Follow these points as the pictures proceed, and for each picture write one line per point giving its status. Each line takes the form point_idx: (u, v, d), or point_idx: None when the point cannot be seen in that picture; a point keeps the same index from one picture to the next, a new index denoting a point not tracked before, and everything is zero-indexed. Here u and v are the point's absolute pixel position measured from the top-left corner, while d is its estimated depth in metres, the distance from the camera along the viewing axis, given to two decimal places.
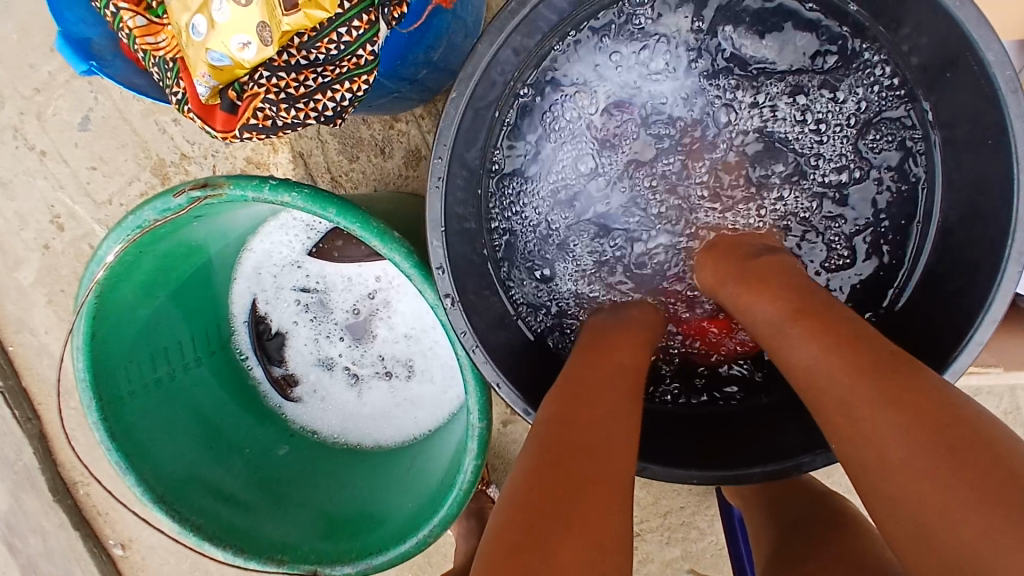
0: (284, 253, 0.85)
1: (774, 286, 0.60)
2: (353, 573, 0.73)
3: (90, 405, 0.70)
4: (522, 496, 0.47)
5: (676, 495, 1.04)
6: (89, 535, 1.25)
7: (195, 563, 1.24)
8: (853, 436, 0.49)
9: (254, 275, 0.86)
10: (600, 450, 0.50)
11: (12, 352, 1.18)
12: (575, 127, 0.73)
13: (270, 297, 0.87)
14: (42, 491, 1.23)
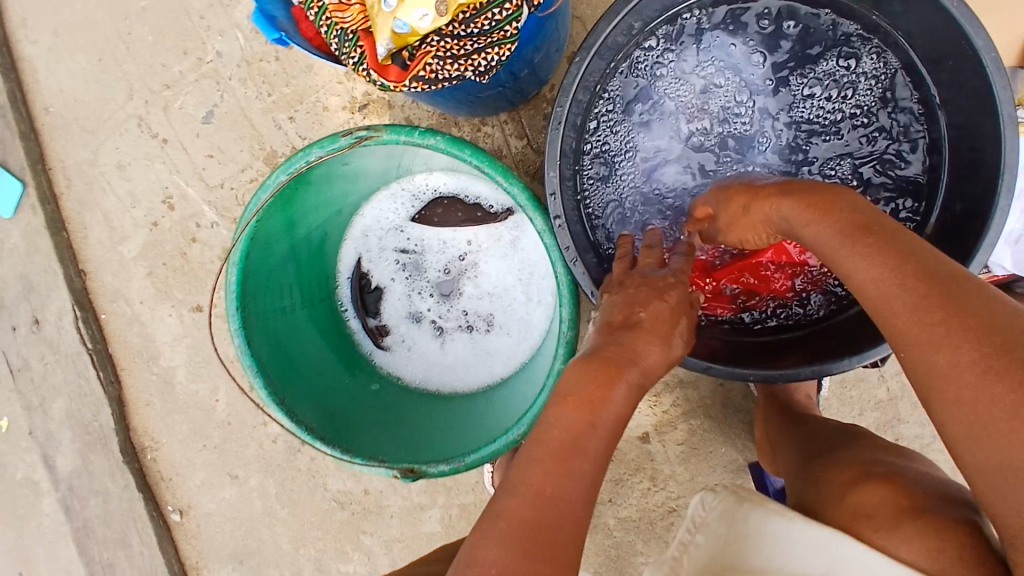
0: (391, 218, 1.01)
1: (829, 219, 0.63)
2: (448, 471, 0.84)
3: (234, 314, 0.84)
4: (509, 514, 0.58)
5: (711, 472, 1.16)
6: (149, 499, 1.34)
7: (249, 531, 1.33)
8: (902, 337, 0.56)
9: (362, 237, 1.02)
10: (558, 497, 0.58)
11: (103, 319, 1.30)
12: (651, 112, 0.91)
13: (373, 256, 1.01)
14: (112, 452, 1.32)
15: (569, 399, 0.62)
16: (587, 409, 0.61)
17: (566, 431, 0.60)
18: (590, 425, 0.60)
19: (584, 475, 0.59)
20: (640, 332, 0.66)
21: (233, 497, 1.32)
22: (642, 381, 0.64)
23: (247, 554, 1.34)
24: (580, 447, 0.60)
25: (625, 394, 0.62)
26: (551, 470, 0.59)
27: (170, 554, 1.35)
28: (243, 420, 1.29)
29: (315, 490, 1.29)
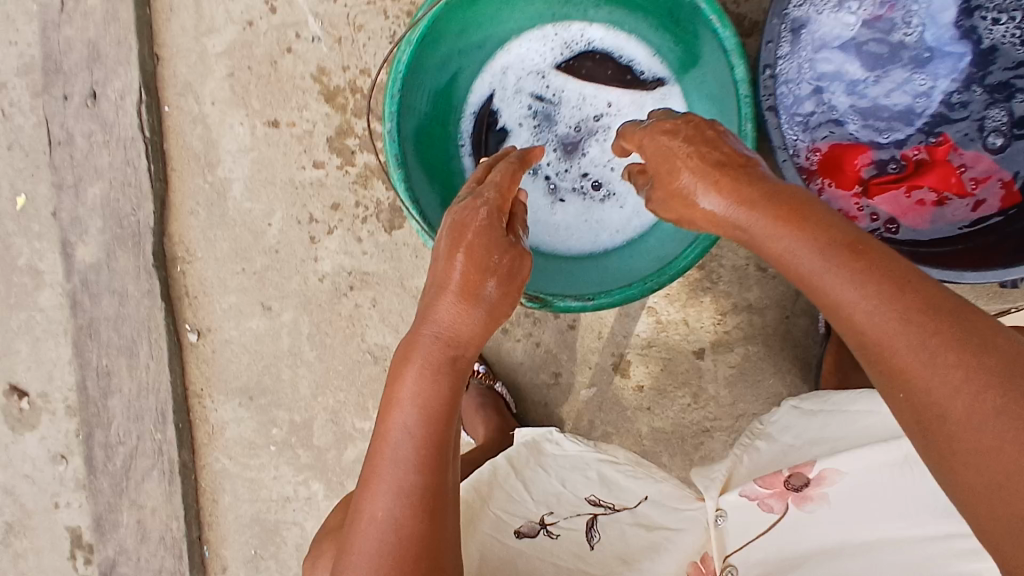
0: (534, 61, 0.97)
1: (802, 234, 0.59)
2: (576, 305, 0.83)
3: (392, 99, 0.83)
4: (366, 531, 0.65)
5: (752, 401, 1.16)
6: (169, 311, 1.26)
7: (267, 367, 1.28)
8: (906, 378, 0.51)
9: (499, 74, 0.98)
10: (384, 514, 0.64)
11: (167, 111, 1.22)
12: (848, 16, 0.96)
13: (506, 96, 0.98)
14: (143, 253, 1.24)
15: (390, 409, 0.67)
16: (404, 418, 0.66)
17: (401, 440, 0.66)
18: (418, 428, 0.65)
19: (416, 471, 0.65)
20: (448, 293, 0.69)
21: (260, 330, 1.27)
22: (455, 353, 0.68)
23: (259, 391, 1.29)
24: (410, 441, 0.65)
25: (425, 373, 0.66)
26: (387, 483, 0.65)
27: (177, 374, 1.28)
28: (292, 251, 1.23)
29: (350, 339, 1.24)
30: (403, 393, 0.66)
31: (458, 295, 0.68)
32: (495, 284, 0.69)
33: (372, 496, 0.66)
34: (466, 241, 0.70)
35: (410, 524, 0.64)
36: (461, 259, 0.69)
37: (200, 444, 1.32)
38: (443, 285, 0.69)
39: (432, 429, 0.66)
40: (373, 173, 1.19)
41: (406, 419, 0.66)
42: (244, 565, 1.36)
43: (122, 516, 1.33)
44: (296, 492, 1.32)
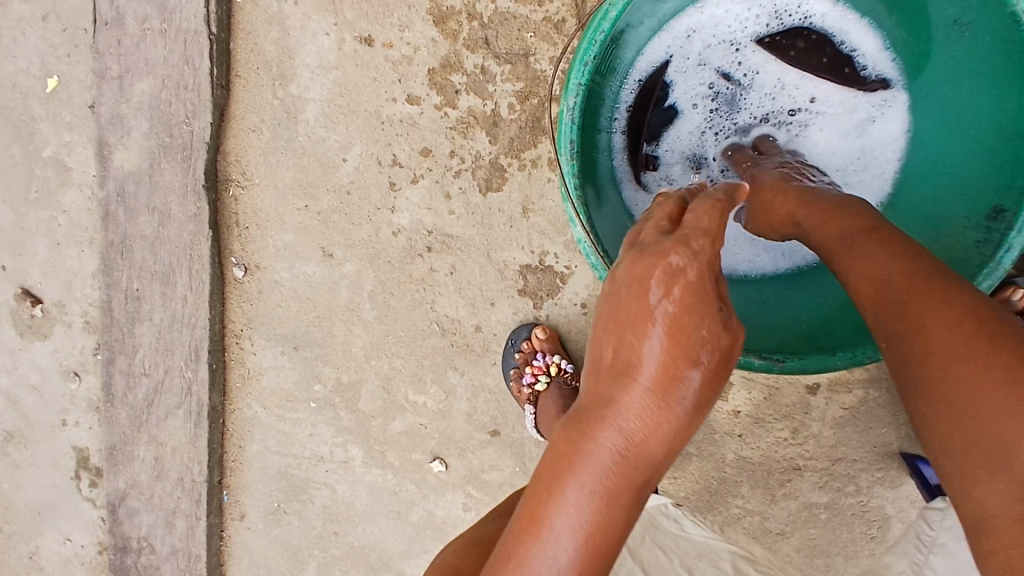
0: (731, 28, 0.79)
1: (840, 224, 0.64)
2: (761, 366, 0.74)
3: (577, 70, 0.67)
4: None
5: (856, 447, 1.04)
6: (216, 241, 1.11)
7: (320, 318, 1.14)
8: (950, 386, 0.54)
9: (682, 36, 0.79)
10: None
11: (238, 5, 1.03)
12: None
13: (685, 66, 0.80)
14: (194, 170, 1.07)
15: (540, 529, 0.52)
16: (557, 539, 0.51)
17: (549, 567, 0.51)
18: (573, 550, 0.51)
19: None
20: (634, 390, 0.50)
21: (316, 277, 1.11)
22: (630, 468, 0.51)
23: (306, 343, 1.15)
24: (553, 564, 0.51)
25: (588, 485, 0.51)
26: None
27: (216, 310, 1.14)
28: (366, 194, 1.06)
29: (418, 305, 1.09)
30: (557, 506, 0.52)
31: (646, 392, 0.50)
32: (696, 386, 0.50)
33: None
34: (667, 315, 0.50)
35: None
36: (657, 343, 0.50)
37: (232, 387, 1.19)
38: (619, 372, 0.51)
39: (589, 557, 0.51)
40: (476, 120, 1.00)
41: (553, 538, 0.51)
42: (264, 517, 1.26)
43: (138, 449, 1.22)
44: (332, 453, 1.21)
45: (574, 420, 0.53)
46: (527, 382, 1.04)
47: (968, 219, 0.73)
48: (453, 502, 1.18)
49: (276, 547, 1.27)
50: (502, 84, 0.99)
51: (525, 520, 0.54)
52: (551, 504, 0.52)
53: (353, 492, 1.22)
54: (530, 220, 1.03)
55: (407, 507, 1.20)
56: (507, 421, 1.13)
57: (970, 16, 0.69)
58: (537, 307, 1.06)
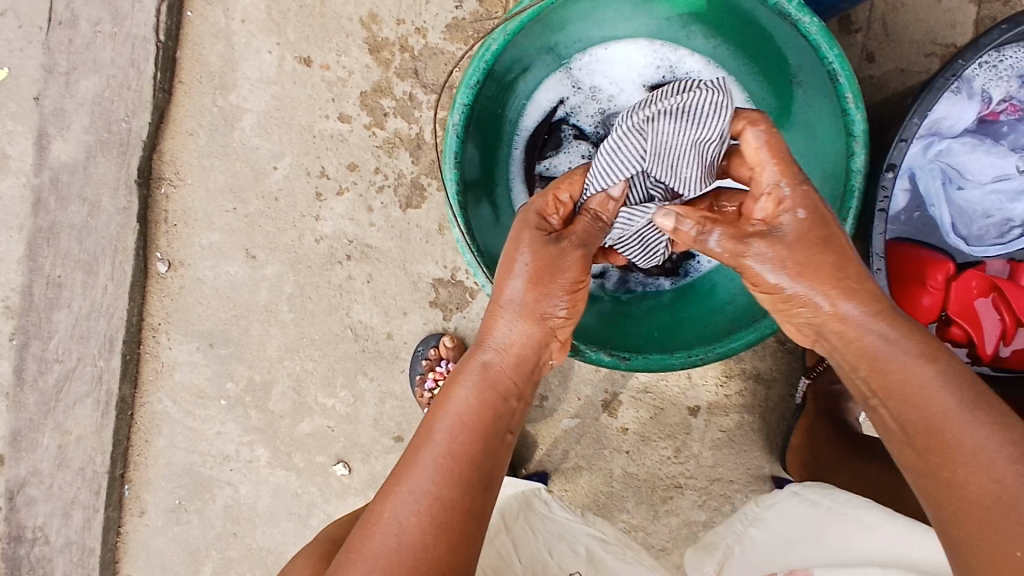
0: (625, 71, 0.87)
1: (819, 248, 0.61)
2: (606, 360, 0.75)
3: (471, 86, 0.74)
4: (377, 544, 0.53)
5: (732, 468, 1.10)
6: (143, 235, 1.16)
7: (236, 317, 1.18)
8: (907, 395, 0.55)
9: (580, 75, 0.88)
10: (393, 521, 0.54)
11: (188, 18, 1.11)
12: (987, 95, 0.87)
13: (580, 99, 0.88)
14: (129, 165, 1.13)
15: (431, 417, 0.61)
16: (442, 435, 0.59)
17: (431, 447, 0.58)
18: (449, 443, 0.58)
19: (439, 493, 0.55)
20: (506, 314, 0.65)
21: (237, 277, 1.17)
22: (497, 377, 0.63)
23: (222, 340, 1.19)
24: (432, 456, 0.57)
25: (465, 393, 0.62)
26: (398, 498, 0.55)
27: (135, 302, 1.18)
28: (293, 202, 1.13)
29: (334, 310, 1.16)
30: (438, 416, 0.60)
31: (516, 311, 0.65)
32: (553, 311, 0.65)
33: (383, 498, 0.57)
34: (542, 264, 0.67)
35: (419, 530, 0.53)
36: (523, 276, 0.64)
37: (144, 380, 1.22)
38: (492, 314, 0.66)
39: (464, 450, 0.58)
40: (401, 141, 1.09)
41: (432, 436, 0.59)
42: (164, 515, 1.27)
43: (43, 436, 1.23)
44: (238, 452, 1.23)
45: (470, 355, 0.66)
46: (428, 386, 1.10)
47: None
48: (353, 507, 1.22)
49: (173, 546, 1.28)
50: (428, 110, 1.08)
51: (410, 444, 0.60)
52: (438, 416, 0.60)
53: (255, 493, 1.24)
54: (445, 236, 1.11)
55: (308, 510, 1.23)
56: (411, 427, 1.18)
57: (804, 72, 0.77)
58: (447, 318, 1.13)
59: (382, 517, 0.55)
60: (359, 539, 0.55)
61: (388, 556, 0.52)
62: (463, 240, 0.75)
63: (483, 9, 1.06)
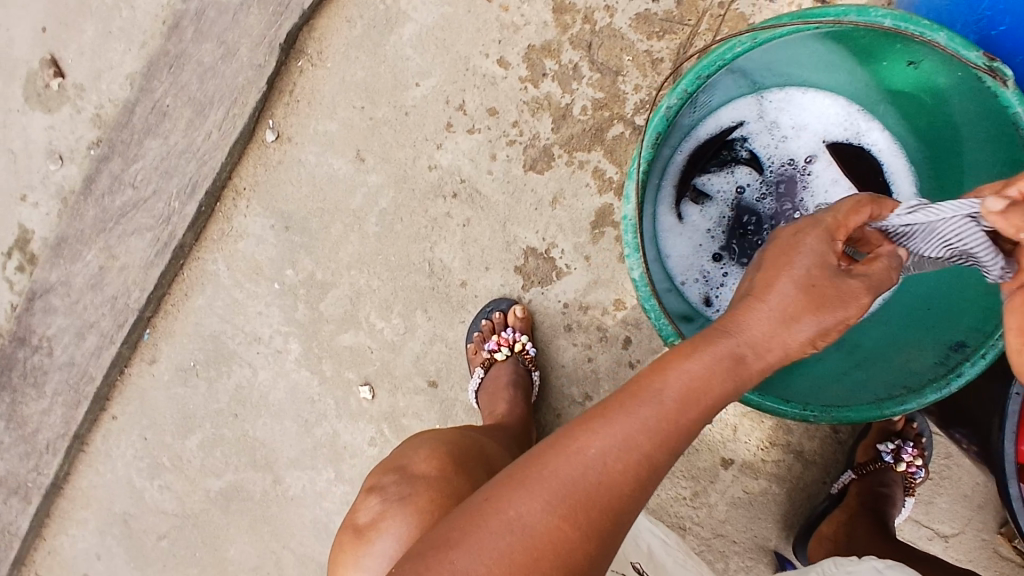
0: (812, 119, 0.87)
1: None
2: None
3: (697, 76, 0.70)
4: (570, 474, 0.49)
5: (741, 529, 1.11)
6: (264, 100, 1.14)
7: (322, 212, 1.17)
8: None
9: (769, 108, 0.87)
10: (597, 461, 0.49)
11: None
12: None
13: (760, 130, 0.88)
14: (278, 28, 1.11)
15: (667, 367, 0.52)
16: (669, 394, 0.51)
17: (657, 403, 0.50)
18: (665, 401, 0.51)
19: (649, 452, 0.50)
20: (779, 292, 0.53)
21: (337, 172, 1.15)
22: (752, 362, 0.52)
23: (299, 228, 1.18)
24: (646, 410, 0.50)
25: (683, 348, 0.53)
26: (595, 430, 0.50)
27: (230, 159, 1.16)
28: (422, 122, 1.12)
29: (419, 239, 1.14)
30: (673, 373, 0.51)
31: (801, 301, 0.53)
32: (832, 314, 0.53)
33: (589, 423, 0.51)
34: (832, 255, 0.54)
35: (616, 480, 0.49)
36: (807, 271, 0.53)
37: (207, 236, 1.20)
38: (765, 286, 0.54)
39: (679, 415, 0.51)
40: (549, 106, 1.08)
41: (646, 383, 0.52)
42: (172, 372, 1.25)
43: (86, 252, 1.21)
44: (271, 339, 1.22)
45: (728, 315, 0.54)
46: (487, 348, 1.10)
47: (930, 344, 0.78)
48: (362, 432, 1.21)
49: (171, 405, 1.27)
50: (586, 87, 1.06)
51: (633, 378, 0.52)
52: (667, 369, 0.52)
53: (272, 383, 1.23)
54: (554, 210, 1.10)
55: (317, 419, 1.22)
56: (449, 377, 1.17)
57: None
58: (525, 288, 1.13)
59: (584, 449, 0.49)
60: (554, 453, 0.50)
61: (573, 486, 0.49)
62: (632, 220, 0.70)
63: (678, 12, 1.03)
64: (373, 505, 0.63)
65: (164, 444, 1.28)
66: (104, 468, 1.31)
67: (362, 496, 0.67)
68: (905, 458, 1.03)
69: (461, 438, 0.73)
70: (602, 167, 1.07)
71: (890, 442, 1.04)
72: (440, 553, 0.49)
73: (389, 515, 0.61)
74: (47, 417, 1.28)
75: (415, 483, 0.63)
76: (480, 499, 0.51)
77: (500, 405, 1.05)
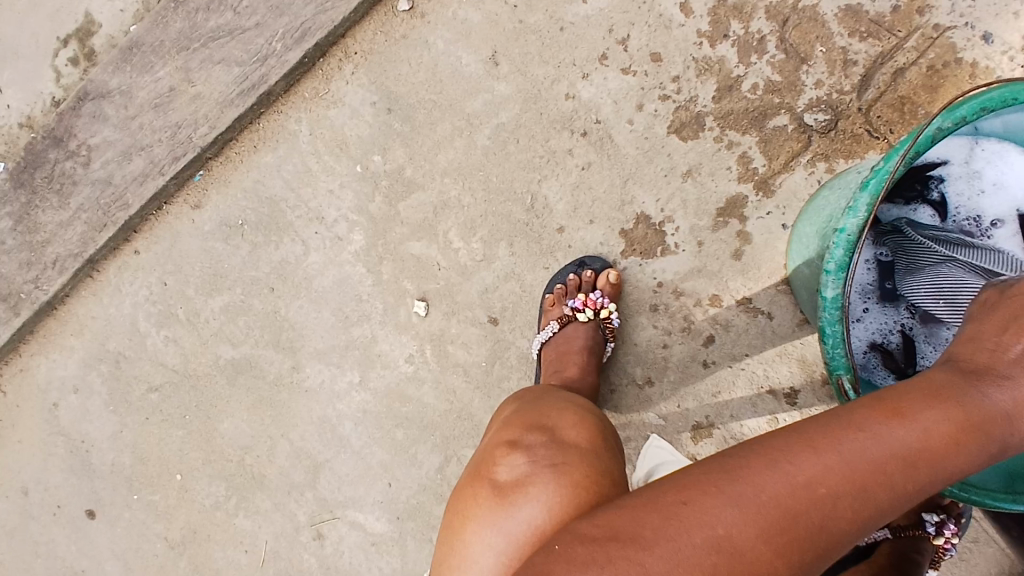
0: (1018, 186, 0.79)
1: None
2: None
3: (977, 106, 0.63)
4: (783, 497, 0.45)
5: None
6: None
7: (433, 105, 1.07)
8: None
9: (978, 157, 0.80)
10: (817, 494, 0.45)
11: None
12: None
13: (958, 176, 0.81)
14: None
15: (900, 411, 0.48)
16: (902, 439, 0.46)
17: (885, 444, 0.46)
18: (907, 460, 0.46)
19: (873, 496, 0.45)
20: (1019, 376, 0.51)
21: (464, 68, 1.05)
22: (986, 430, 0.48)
23: (401, 114, 1.07)
24: (887, 463, 0.46)
25: (939, 406, 0.48)
26: (825, 467, 0.46)
27: (353, 16, 1.06)
28: (574, 45, 1.03)
29: (529, 168, 1.05)
30: (906, 420, 0.47)
31: None
32: None
33: (805, 447, 0.47)
34: None
35: (832, 516, 0.45)
36: None
37: (299, 92, 1.10)
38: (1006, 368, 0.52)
39: (918, 478, 0.46)
40: (717, 71, 0.99)
41: (893, 433, 0.47)
42: (215, 225, 1.15)
43: (161, 67, 1.11)
44: (334, 223, 1.11)
45: (959, 376, 0.52)
46: (569, 305, 1.02)
47: None
48: (402, 347, 1.13)
49: (202, 258, 1.16)
50: (765, 64, 0.98)
51: (857, 412, 0.48)
52: (897, 412, 0.48)
53: (321, 269, 1.13)
54: (684, 182, 1.02)
55: (358, 320, 1.13)
56: (512, 319, 1.09)
57: None
58: (623, 255, 1.05)
59: (801, 474, 0.46)
60: (765, 470, 0.46)
61: (793, 520, 0.45)
62: (848, 235, 0.63)
63: (890, 19, 0.95)
64: (521, 463, 0.64)
65: (184, 295, 1.18)
66: (109, 300, 1.21)
67: (503, 448, 0.68)
68: (945, 534, 0.98)
69: (600, 417, 0.74)
70: (750, 155, 0.99)
71: (935, 514, 0.99)
72: (631, 548, 0.46)
73: (535, 482, 0.62)
74: (64, 230, 1.18)
75: (566, 453, 0.64)
76: (679, 499, 0.47)
77: (568, 364, 1.00)
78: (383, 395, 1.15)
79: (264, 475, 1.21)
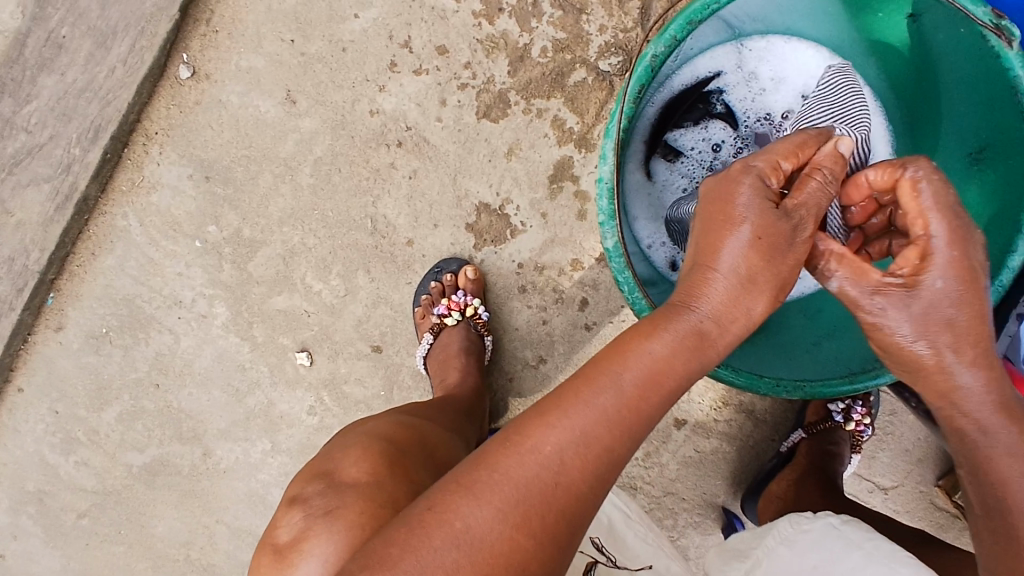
0: (791, 73, 0.80)
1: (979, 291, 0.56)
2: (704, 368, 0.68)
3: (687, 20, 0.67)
4: (519, 473, 0.45)
5: (692, 487, 1.10)
6: (181, 34, 1.04)
7: (247, 159, 1.05)
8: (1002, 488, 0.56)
9: (745, 60, 0.80)
10: (549, 457, 0.46)
11: None
12: None
13: (735, 83, 0.81)
14: None
15: (619, 355, 0.50)
16: (618, 380, 0.49)
17: (606, 390, 0.48)
18: (624, 399, 0.48)
19: (600, 443, 0.47)
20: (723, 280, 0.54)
21: (265, 115, 1.04)
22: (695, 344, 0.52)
23: (221, 178, 1.06)
24: (610, 417, 0.47)
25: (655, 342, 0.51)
26: (559, 430, 0.46)
27: (140, 98, 1.04)
28: (362, 61, 1.02)
29: (360, 193, 1.04)
30: (623, 361, 0.50)
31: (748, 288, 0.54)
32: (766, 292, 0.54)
33: (537, 414, 0.48)
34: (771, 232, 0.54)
35: (569, 476, 0.46)
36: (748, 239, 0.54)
37: (116, 187, 1.08)
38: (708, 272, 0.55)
39: (638, 422, 0.49)
40: (505, 45, 0.99)
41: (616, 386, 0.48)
42: (81, 340, 1.13)
43: None
44: (193, 303, 1.10)
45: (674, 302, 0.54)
46: (437, 312, 1.02)
47: None
48: (300, 401, 1.11)
49: (81, 375, 1.14)
50: (547, 25, 0.98)
51: (583, 367, 0.50)
52: (614, 357, 0.50)
53: (196, 351, 1.12)
54: (510, 163, 1.01)
55: (249, 388, 1.12)
56: (394, 342, 1.09)
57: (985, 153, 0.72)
58: (477, 247, 1.04)
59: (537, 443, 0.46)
60: (501, 450, 0.46)
61: (532, 494, 0.45)
62: (607, 184, 0.64)
63: None
64: (297, 520, 0.61)
65: (77, 418, 1.16)
66: (8, 443, 1.18)
67: (285, 506, 0.64)
68: (854, 417, 1.02)
69: (403, 430, 0.71)
70: (561, 116, 0.99)
71: (840, 402, 1.03)
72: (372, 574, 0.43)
73: (311, 535, 0.58)
74: None
75: (343, 494, 0.60)
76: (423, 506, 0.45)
77: (450, 369, 0.99)
78: (297, 451, 1.13)
79: (213, 563, 1.19)
